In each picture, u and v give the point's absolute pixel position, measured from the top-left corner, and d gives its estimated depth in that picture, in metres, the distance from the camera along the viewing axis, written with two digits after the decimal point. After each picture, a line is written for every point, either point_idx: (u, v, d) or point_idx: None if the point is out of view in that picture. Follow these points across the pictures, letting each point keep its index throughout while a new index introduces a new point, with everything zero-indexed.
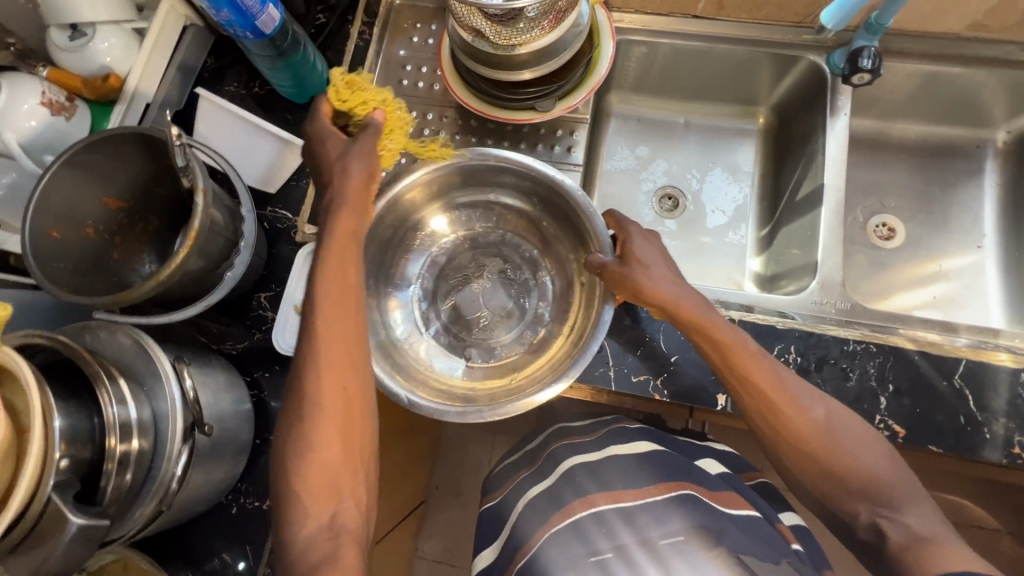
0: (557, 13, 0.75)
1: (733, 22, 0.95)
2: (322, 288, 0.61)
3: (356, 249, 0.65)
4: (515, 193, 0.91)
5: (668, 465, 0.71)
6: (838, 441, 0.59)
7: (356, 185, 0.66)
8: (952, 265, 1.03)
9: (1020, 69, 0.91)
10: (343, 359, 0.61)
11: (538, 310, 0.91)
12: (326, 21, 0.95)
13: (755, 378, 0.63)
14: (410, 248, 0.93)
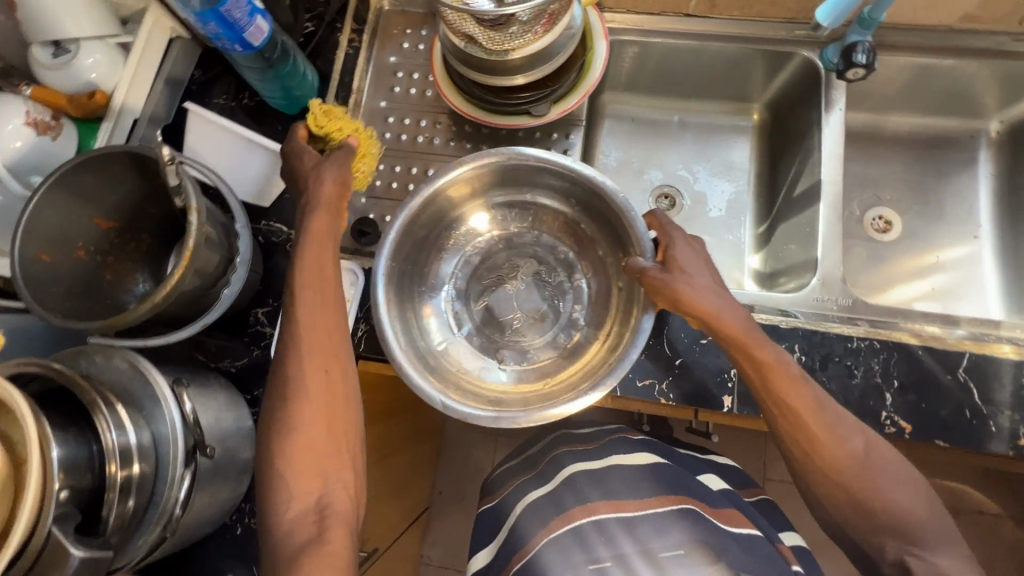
0: (549, 17, 0.75)
1: (725, 21, 0.94)
2: (301, 282, 0.68)
3: (332, 246, 0.70)
4: (552, 194, 0.89)
5: (670, 480, 0.73)
6: (872, 475, 0.62)
7: (331, 189, 0.70)
8: (950, 255, 1.04)
9: (1013, 59, 0.91)
10: (322, 347, 0.67)
11: (573, 313, 0.89)
12: (314, 30, 0.94)
13: (795, 403, 0.64)
14: (444, 248, 0.92)
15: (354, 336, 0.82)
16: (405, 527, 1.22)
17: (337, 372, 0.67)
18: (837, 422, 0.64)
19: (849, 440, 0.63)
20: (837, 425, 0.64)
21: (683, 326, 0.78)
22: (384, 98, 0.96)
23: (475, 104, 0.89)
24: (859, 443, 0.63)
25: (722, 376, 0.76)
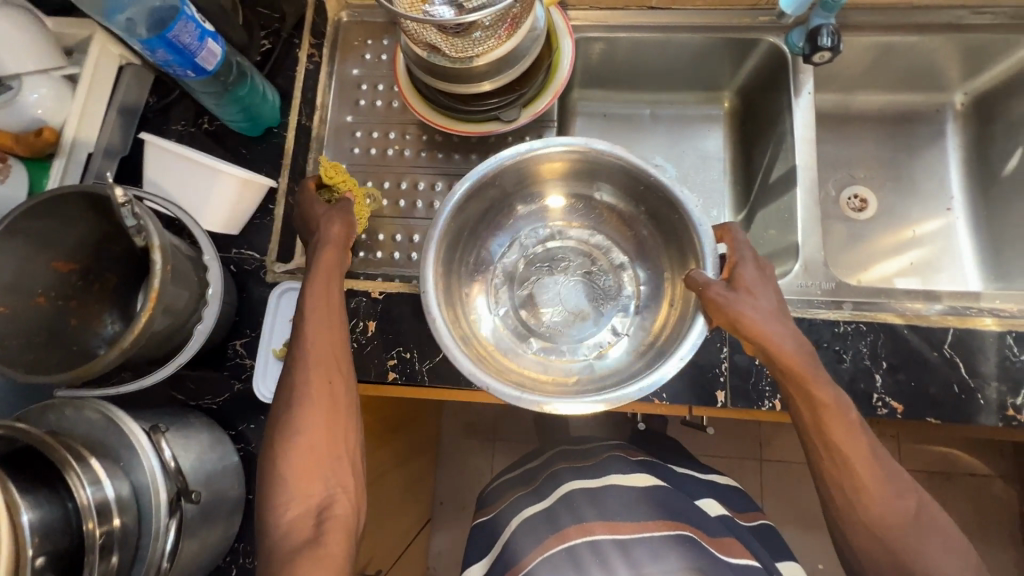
0: (512, 19, 0.74)
1: (689, 11, 0.94)
2: (310, 301, 0.67)
3: (336, 275, 0.70)
4: (619, 194, 0.87)
5: (669, 505, 0.78)
6: (914, 536, 0.62)
7: (337, 238, 0.72)
8: (926, 230, 1.05)
9: (973, 32, 0.92)
10: (324, 356, 0.65)
11: (619, 318, 0.89)
12: (271, 47, 0.91)
13: (847, 447, 0.64)
14: (505, 225, 0.92)
15: None
16: (402, 550, 1.17)
17: (339, 382, 0.65)
18: (885, 477, 0.64)
19: (895, 499, 0.63)
20: (885, 479, 0.64)
21: None
22: (349, 112, 0.93)
23: (443, 112, 0.87)
24: (906, 505, 0.63)
25: (714, 371, 0.75)
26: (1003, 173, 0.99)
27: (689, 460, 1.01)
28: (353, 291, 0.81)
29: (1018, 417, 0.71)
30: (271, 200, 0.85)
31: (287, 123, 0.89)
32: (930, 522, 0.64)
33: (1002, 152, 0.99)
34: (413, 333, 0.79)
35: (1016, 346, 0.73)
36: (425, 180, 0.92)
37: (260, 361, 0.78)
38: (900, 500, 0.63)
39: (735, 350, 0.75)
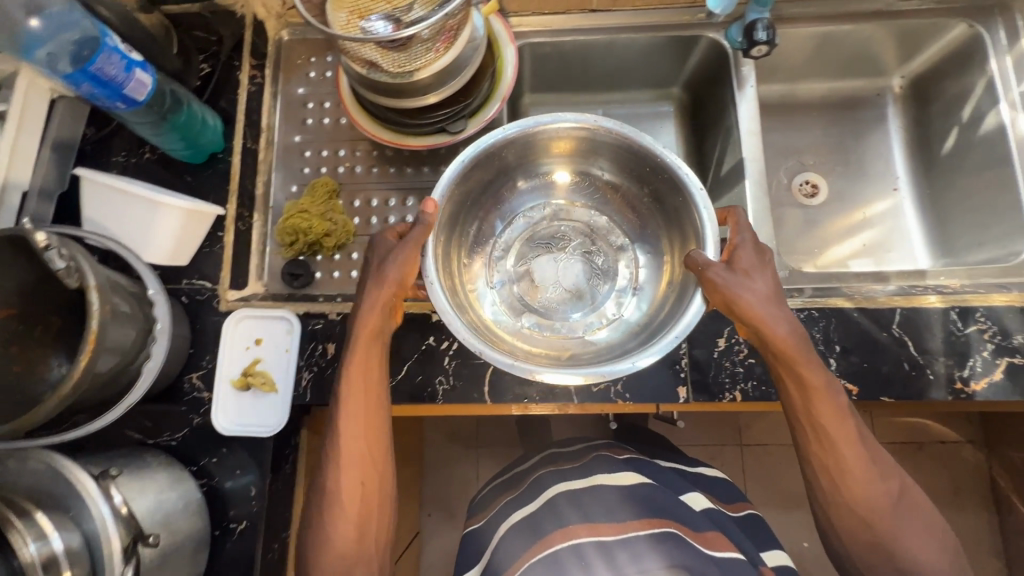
0: (448, 31, 0.74)
1: (631, 11, 0.95)
2: (347, 385, 0.69)
3: (379, 349, 0.70)
4: (621, 174, 0.88)
5: (651, 502, 0.77)
6: (892, 519, 0.66)
7: (391, 286, 0.69)
8: (875, 211, 1.07)
9: (903, 18, 0.95)
10: (355, 453, 0.68)
11: (616, 298, 0.90)
12: (211, 71, 0.89)
13: (830, 429, 0.67)
14: (507, 198, 0.93)
15: (299, 386, 0.77)
16: None
17: (373, 482, 0.68)
18: (869, 464, 0.67)
19: (876, 487, 0.66)
20: (869, 465, 0.67)
21: None
22: (297, 132, 0.92)
23: (389, 127, 0.86)
24: (885, 492, 0.67)
25: (674, 366, 0.76)
26: (943, 153, 1.02)
27: (677, 452, 1.01)
28: (311, 314, 0.80)
29: (966, 390, 0.73)
30: (220, 227, 0.84)
31: (231, 148, 0.88)
32: (909, 508, 0.67)
33: (941, 131, 1.02)
34: None
35: (959, 321, 0.75)
36: (378, 195, 0.91)
37: (217, 393, 0.76)
38: (880, 485, 0.67)
39: (694, 345, 0.76)
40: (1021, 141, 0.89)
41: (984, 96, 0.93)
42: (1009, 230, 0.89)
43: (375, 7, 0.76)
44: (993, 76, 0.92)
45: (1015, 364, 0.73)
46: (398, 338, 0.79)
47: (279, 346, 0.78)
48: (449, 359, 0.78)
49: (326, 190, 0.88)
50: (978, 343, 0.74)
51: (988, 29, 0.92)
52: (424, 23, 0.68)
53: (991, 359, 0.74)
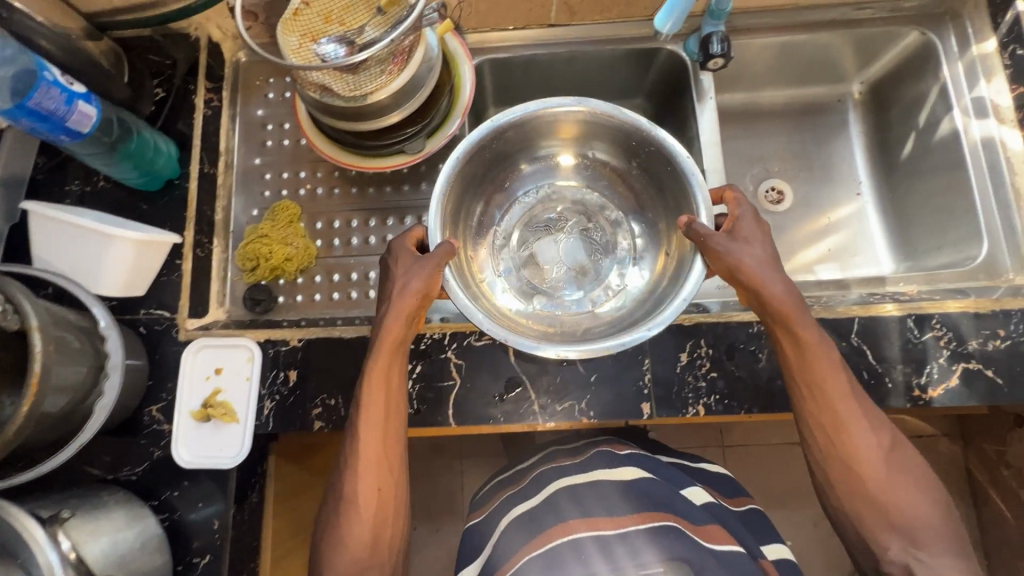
0: (400, 53, 0.73)
1: (589, 25, 0.95)
2: (368, 393, 0.68)
3: (400, 359, 0.70)
4: (615, 152, 0.89)
5: (650, 495, 0.74)
6: (887, 474, 0.65)
7: (414, 296, 0.69)
8: (840, 215, 1.08)
9: (858, 27, 0.96)
10: (372, 459, 0.68)
11: (617, 270, 0.92)
12: (166, 94, 0.87)
13: (823, 380, 0.67)
14: (506, 184, 0.93)
15: (261, 415, 0.76)
16: None
17: (388, 488, 0.68)
18: (864, 416, 0.67)
19: (870, 440, 0.66)
20: (864, 418, 0.67)
21: None
22: (257, 155, 0.91)
23: (347, 148, 0.85)
24: (879, 446, 0.66)
25: (638, 383, 0.76)
26: (901, 159, 1.03)
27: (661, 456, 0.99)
28: (271, 340, 0.78)
29: (924, 396, 0.74)
30: (177, 255, 0.83)
31: (187, 173, 0.85)
32: (904, 466, 0.66)
33: (900, 136, 1.03)
34: (339, 378, 0.77)
35: (916, 328, 0.76)
36: (340, 217, 0.90)
37: (177, 426, 0.75)
38: (873, 439, 0.66)
39: (657, 361, 0.76)
40: (974, 145, 0.90)
41: (938, 102, 0.94)
42: (965, 234, 0.90)
43: (331, 29, 0.77)
44: (946, 84, 0.93)
45: (970, 369, 0.74)
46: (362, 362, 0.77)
47: (240, 374, 0.77)
48: (412, 382, 0.77)
49: (288, 211, 0.87)
50: (935, 349, 0.75)
51: (940, 36, 0.93)
52: (376, 46, 0.67)
53: (947, 365, 0.75)
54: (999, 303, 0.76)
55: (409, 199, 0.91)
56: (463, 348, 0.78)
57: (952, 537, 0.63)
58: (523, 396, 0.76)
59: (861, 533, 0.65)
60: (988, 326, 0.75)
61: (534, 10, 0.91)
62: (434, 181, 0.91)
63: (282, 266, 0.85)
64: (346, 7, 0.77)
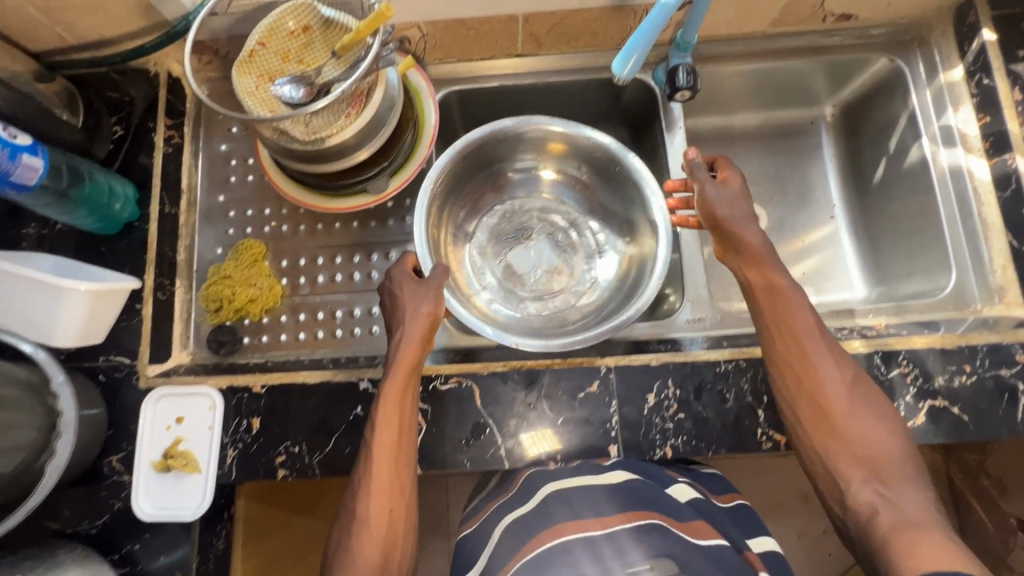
0: (359, 94, 0.71)
1: (557, 54, 0.93)
2: (382, 413, 0.70)
3: (415, 382, 0.73)
4: (570, 161, 0.99)
5: (638, 494, 0.66)
6: (852, 410, 0.65)
7: (426, 321, 0.74)
8: (815, 238, 1.06)
9: (829, 53, 0.95)
10: (383, 476, 0.68)
11: (587, 265, 1.01)
12: (125, 132, 0.86)
13: (787, 316, 0.71)
14: (472, 206, 1.01)
15: (223, 464, 0.74)
16: None
17: (401, 510, 0.67)
18: (829, 352, 0.69)
19: (835, 376, 0.67)
20: (829, 354, 0.69)
21: (558, 384, 0.76)
22: (221, 191, 0.90)
23: (310, 188, 0.82)
24: (844, 383, 0.67)
25: (606, 426, 0.75)
26: (874, 183, 1.02)
27: None
28: (233, 387, 0.77)
29: None
30: (137, 299, 0.81)
31: (147, 214, 0.84)
32: (870, 406, 0.66)
33: (871, 161, 1.02)
34: (302, 425, 0.76)
35: (883, 365, 0.76)
36: (307, 254, 0.89)
37: (137, 477, 0.74)
38: (838, 376, 0.67)
39: (624, 403, 0.76)
40: (943, 175, 0.89)
41: (907, 129, 0.94)
42: (935, 262, 0.89)
43: (288, 68, 0.75)
44: (915, 110, 0.92)
45: (936, 407, 0.74)
46: (325, 408, 0.76)
47: (201, 423, 0.75)
48: None
49: (253, 251, 0.86)
50: (901, 386, 0.75)
51: (908, 62, 0.93)
52: (335, 93, 0.66)
53: (913, 403, 0.75)
54: (964, 338, 0.77)
55: (376, 236, 0.90)
56: (429, 393, 0.77)
57: (920, 476, 0.61)
58: (488, 440, 0.75)
59: (826, 468, 0.65)
60: (954, 362, 0.76)
61: (500, 41, 0.89)
62: (401, 216, 0.90)
63: (245, 307, 0.83)
64: (303, 44, 0.75)
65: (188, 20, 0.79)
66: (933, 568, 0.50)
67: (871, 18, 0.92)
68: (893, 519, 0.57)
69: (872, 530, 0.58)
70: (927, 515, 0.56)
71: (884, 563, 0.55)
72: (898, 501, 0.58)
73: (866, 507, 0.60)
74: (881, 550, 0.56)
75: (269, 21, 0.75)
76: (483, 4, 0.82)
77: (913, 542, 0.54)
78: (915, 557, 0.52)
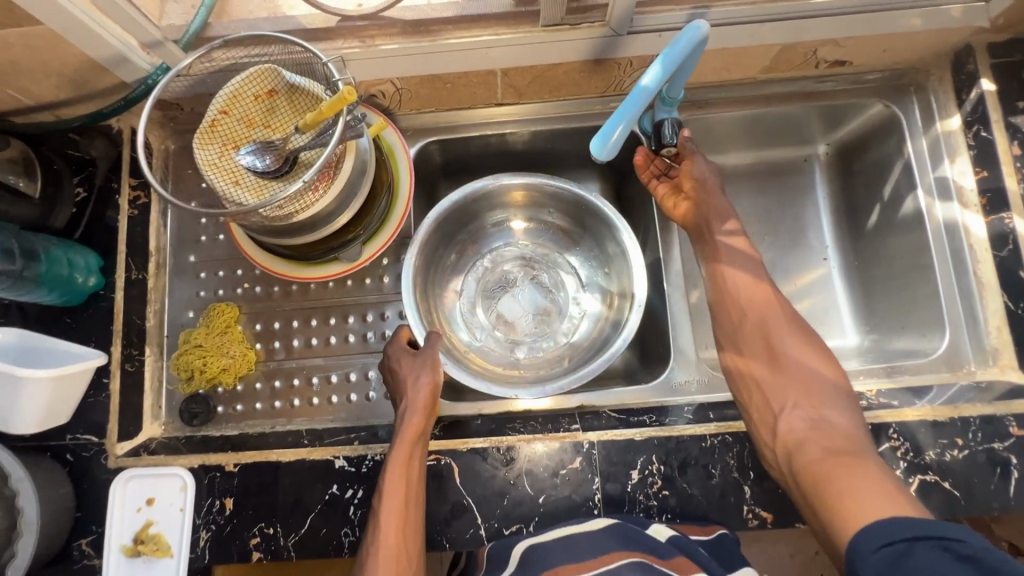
0: (328, 168, 0.67)
1: (539, 103, 0.89)
2: (390, 479, 0.69)
3: (421, 451, 0.72)
4: (539, 208, 0.98)
5: (626, 535, 0.69)
6: (789, 350, 0.74)
7: (428, 391, 0.74)
8: (807, 280, 1.02)
9: (824, 98, 0.92)
10: (394, 553, 0.66)
11: (573, 300, 0.99)
12: (88, 194, 0.82)
13: (736, 266, 0.79)
14: (457, 260, 1.00)
15: (195, 547, 0.73)
16: None
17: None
18: (776, 301, 0.77)
19: (777, 319, 0.76)
20: (774, 302, 0.77)
21: (539, 460, 0.75)
22: (191, 253, 0.87)
23: (281, 257, 0.79)
24: (785, 326, 0.75)
25: (588, 504, 0.74)
26: (867, 228, 0.98)
27: None
28: (206, 466, 0.75)
29: None
30: (104, 373, 0.78)
31: (113, 282, 0.81)
32: (808, 346, 0.74)
33: (865, 205, 0.98)
34: (276, 506, 0.73)
35: (873, 439, 0.74)
36: (281, 317, 0.86)
37: (108, 563, 0.72)
38: (784, 322, 0.75)
39: (607, 479, 0.74)
40: (938, 229, 0.87)
41: (902, 178, 0.90)
42: (929, 318, 0.87)
43: (254, 134, 0.70)
44: (909, 159, 0.89)
45: (927, 482, 0.73)
46: (301, 487, 0.74)
47: (172, 505, 0.74)
48: (354, 508, 0.73)
49: (228, 315, 0.83)
50: (891, 460, 0.73)
51: (904, 109, 0.89)
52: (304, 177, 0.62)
53: (904, 478, 0.73)
54: (957, 409, 0.75)
55: (353, 296, 0.87)
56: None
57: (846, 404, 0.70)
58: (469, 519, 0.74)
59: (761, 396, 0.72)
60: (946, 435, 0.74)
61: (479, 92, 0.85)
62: (378, 276, 0.87)
63: (219, 376, 0.81)
64: (270, 109, 0.71)
65: (147, 84, 0.74)
66: (862, 493, 0.57)
67: (865, 64, 0.88)
68: (822, 444, 0.65)
69: (802, 453, 0.65)
70: (851, 441, 0.65)
71: (812, 482, 0.62)
72: (826, 430, 0.67)
73: (797, 432, 0.68)
74: (809, 471, 0.63)
75: (232, 85, 0.70)
76: (456, 62, 0.77)
77: (844, 466, 0.61)
78: (842, 481, 0.59)
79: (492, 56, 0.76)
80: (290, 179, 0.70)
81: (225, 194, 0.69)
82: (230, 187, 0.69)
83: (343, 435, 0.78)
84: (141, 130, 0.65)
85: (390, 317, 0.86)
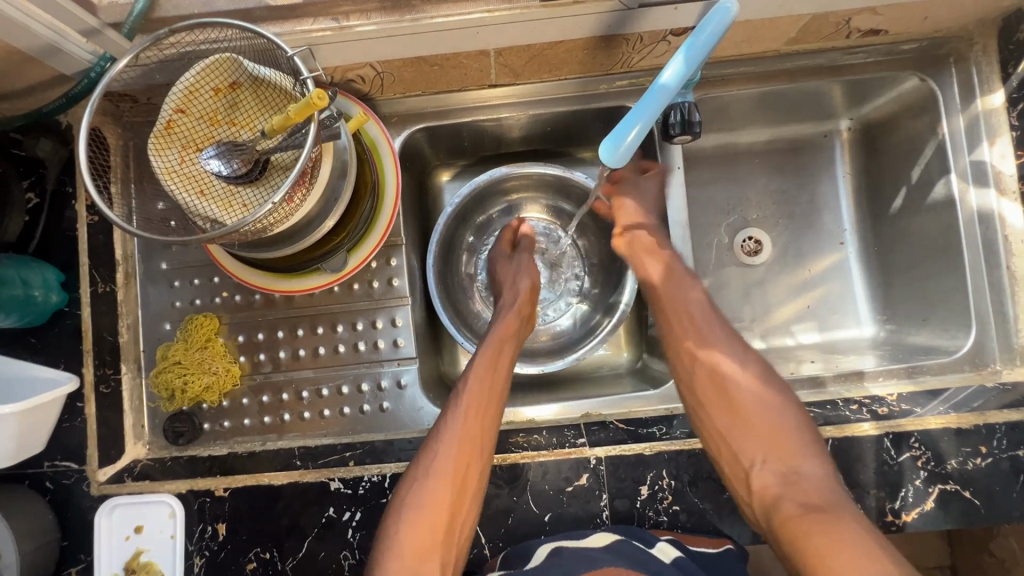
0: (302, 175, 0.58)
1: (537, 83, 0.80)
2: (478, 360, 0.73)
3: (512, 346, 0.77)
4: (535, 189, 0.92)
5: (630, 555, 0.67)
6: (750, 396, 0.69)
7: (526, 292, 0.82)
8: (821, 267, 0.96)
9: (852, 73, 0.83)
10: (472, 434, 0.67)
11: (572, 275, 0.95)
12: (40, 200, 0.74)
13: (683, 302, 0.76)
14: (466, 244, 0.94)
15: (190, 573, 0.70)
16: None
17: (478, 462, 0.66)
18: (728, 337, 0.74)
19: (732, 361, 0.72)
20: (727, 340, 0.74)
21: (544, 477, 0.72)
22: (163, 259, 0.80)
23: (260, 269, 0.73)
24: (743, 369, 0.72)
25: (595, 520, 0.71)
26: (891, 211, 0.91)
27: None
28: (195, 491, 0.72)
29: (897, 522, 0.70)
30: (79, 397, 0.73)
31: (78, 298, 0.74)
32: (770, 386, 0.70)
33: (888, 186, 0.91)
34: (272, 530, 0.70)
35: (893, 448, 0.71)
36: (265, 327, 0.80)
37: None
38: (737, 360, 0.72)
39: (616, 496, 0.71)
40: (971, 218, 0.80)
41: (934, 160, 0.83)
42: (953, 314, 0.81)
43: (218, 134, 0.61)
44: (944, 141, 0.81)
45: (947, 491, 0.70)
46: (294, 511, 0.71)
47: (163, 532, 0.71)
48: (353, 531, 0.70)
49: (207, 328, 0.77)
50: (911, 471, 0.71)
51: (941, 84, 0.80)
52: (283, 187, 0.54)
53: (923, 488, 0.70)
54: (982, 416, 0.72)
55: (341, 304, 0.81)
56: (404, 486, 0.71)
57: (817, 451, 0.65)
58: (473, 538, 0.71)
59: (729, 449, 0.67)
60: (970, 443, 0.71)
61: (470, 74, 0.76)
62: (368, 281, 0.81)
63: (201, 396, 0.76)
64: (233, 104, 0.62)
65: (91, 77, 0.65)
66: (843, 552, 0.54)
67: (903, 34, 0.78)
68: (798, 500, 0.61)
69: (778, 510, 0.61)
70: (827, 495, 0.61)
71: (790, 541, 0.58)
72: (799, 483, 0.63)
73: (770, 487, 0.63)
74: (786, 530, 0.59)
75: (188, 77, 0.60)
76: (442, 46, 0.67)
77: (821, 524, 0.57)
78: (819, 543, 0.55)
79: (483, 35, 0.66)
80: (263, 185, 0.62)
81: (189, 205, 0.60)
82: (195, 198, 0.60)
83: (337, 454, 0.74)
84: (85, 133, 0.54)
85: (383, 325, 0.81)
